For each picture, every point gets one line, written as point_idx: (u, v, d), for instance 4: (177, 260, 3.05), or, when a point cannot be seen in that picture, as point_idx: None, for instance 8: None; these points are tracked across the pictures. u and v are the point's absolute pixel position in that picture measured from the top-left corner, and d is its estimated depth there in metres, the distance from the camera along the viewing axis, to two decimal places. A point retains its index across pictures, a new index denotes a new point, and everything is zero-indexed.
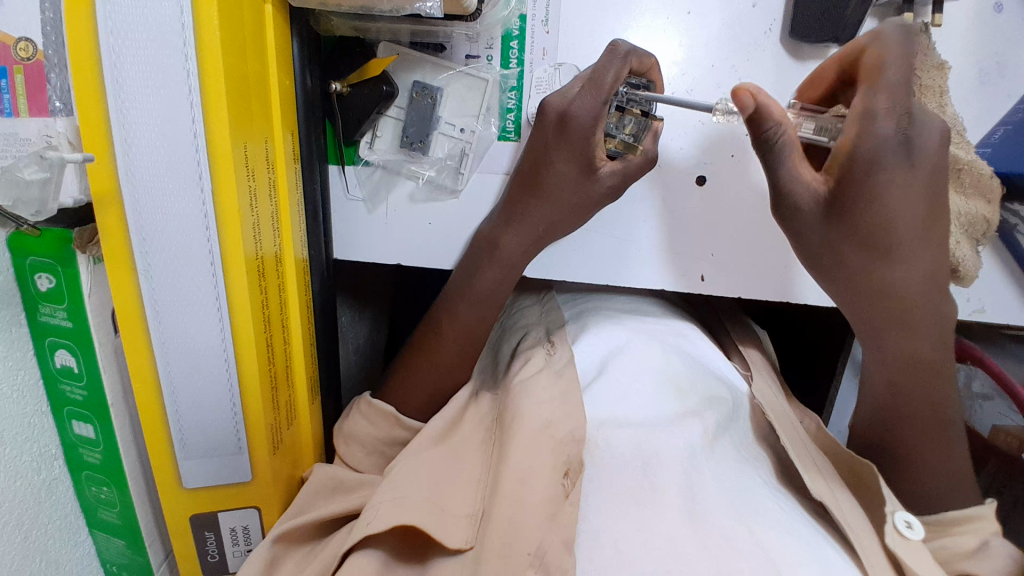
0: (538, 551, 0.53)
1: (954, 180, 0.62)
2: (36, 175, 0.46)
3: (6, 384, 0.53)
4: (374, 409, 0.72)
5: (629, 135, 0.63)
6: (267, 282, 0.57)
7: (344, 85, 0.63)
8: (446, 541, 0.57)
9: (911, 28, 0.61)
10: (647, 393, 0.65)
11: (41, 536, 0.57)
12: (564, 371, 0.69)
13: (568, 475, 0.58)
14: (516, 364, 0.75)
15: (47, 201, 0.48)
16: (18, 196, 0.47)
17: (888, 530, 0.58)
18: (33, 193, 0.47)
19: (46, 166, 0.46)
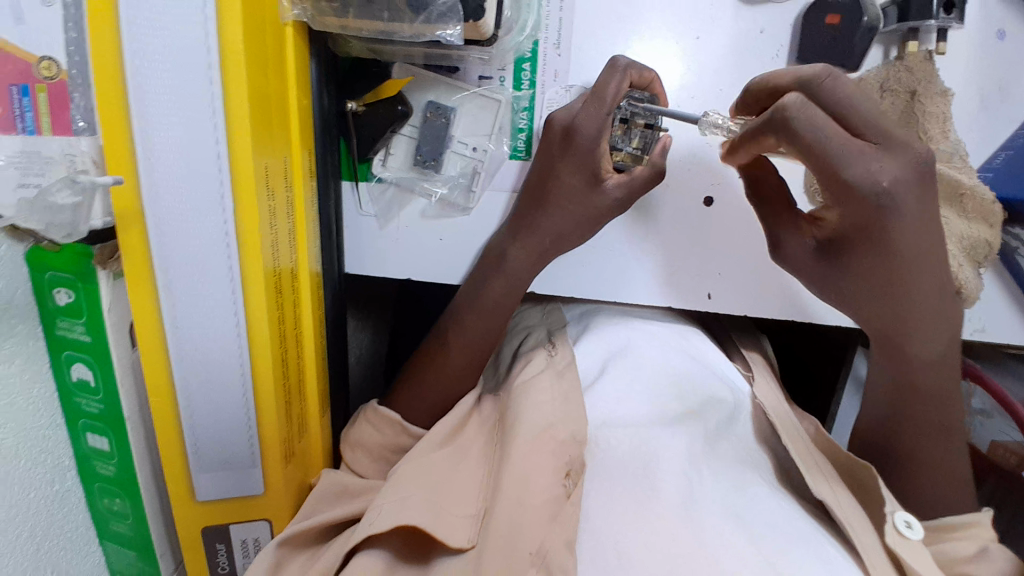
0: (539, 550, 0.56)
1: (957, 204, 0.63)
2: (69, 200, 0.47)
3: (22, 397, 0.53)
4: (380, 416, 0.72)
5: (637, 146, 0.65)
6: (283, 297, 0.58)
7: (359, 104, 0.64)
8: (448, 540, 0.59)
9: (916, 56, 0.62)
10: (646, 397, 0.69)
11: (53, 548, 0.58)
12: (564, 372, 0.73)
13: (569, 476, 0.61)
14: (518, 364, 0.78)
15: (78, 224, 0.49)
16: (50, 220, 0.48)
17: (886, 529, 0.60)
18: (65, 216, 0.48)
19: (76, 190, 0.47)
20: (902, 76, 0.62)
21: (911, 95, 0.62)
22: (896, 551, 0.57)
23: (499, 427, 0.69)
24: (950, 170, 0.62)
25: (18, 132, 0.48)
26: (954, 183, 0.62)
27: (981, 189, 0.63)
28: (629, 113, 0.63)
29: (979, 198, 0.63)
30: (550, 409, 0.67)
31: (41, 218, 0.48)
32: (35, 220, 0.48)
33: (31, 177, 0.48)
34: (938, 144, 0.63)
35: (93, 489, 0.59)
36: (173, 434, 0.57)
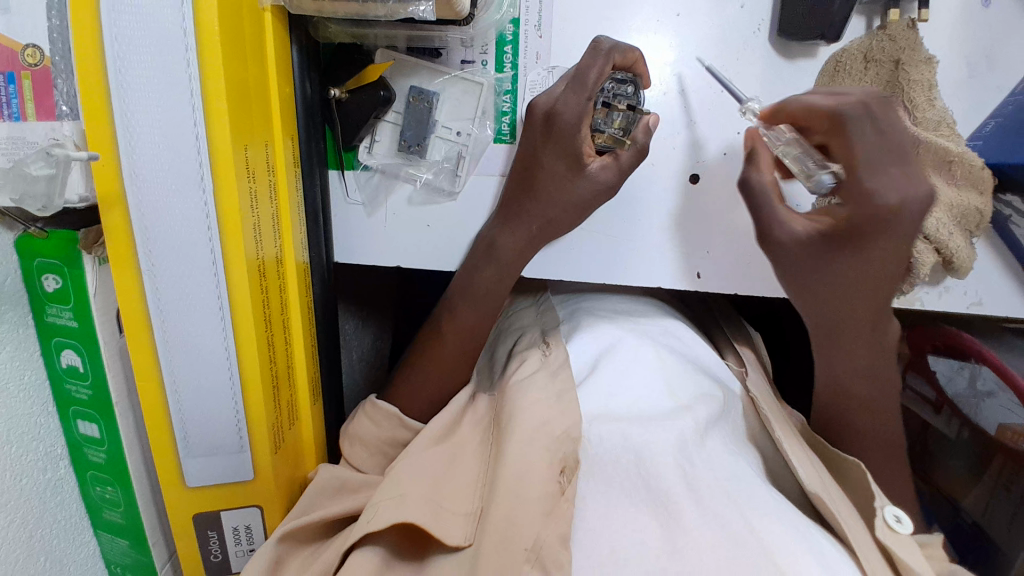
0: (534, 546, 0.55)
1: (945, 172, 0.62)
2: (43, 171, 0.47)
3: (13, 384, 0.54)
4: (378, 409, 0.72)
5: (618, 129, 0.64)
6: (267, 283, 0.58)
7: (342, 91, 0.65)
8: (444, 538, 0.59)
9: (898, 24, 0.62)
10: (642, 385, 0.67)
11: (46, 535, 0.58)
12: (559, 371, 0.71)
13: (565, 472, 0.60)
14: (512, 365, 0.77)
15: (53, 197, 0.48)
16: (25, 190, 0.48)
17: (876, 523, 0.58)
18: (39, 188, 0.48)
19: (51, 163, 0.47)
20: (886, 45, 0.62)
21: (897, 63, 0.62)
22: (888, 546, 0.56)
23: (494, 422, 0.69)
24: (937, 138, 0.62)
25: (4, 118, 0.49)
26: (941, 150, 0.61)
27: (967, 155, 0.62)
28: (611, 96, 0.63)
29: (968, 166, 0.62)
30: (542, 399, 0.67)
31: (19, 189, 0.48)
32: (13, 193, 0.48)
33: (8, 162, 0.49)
34: (924, 113, 0.62)
35: (87, 477, 0.60)
36: (163, 420, 0.57)
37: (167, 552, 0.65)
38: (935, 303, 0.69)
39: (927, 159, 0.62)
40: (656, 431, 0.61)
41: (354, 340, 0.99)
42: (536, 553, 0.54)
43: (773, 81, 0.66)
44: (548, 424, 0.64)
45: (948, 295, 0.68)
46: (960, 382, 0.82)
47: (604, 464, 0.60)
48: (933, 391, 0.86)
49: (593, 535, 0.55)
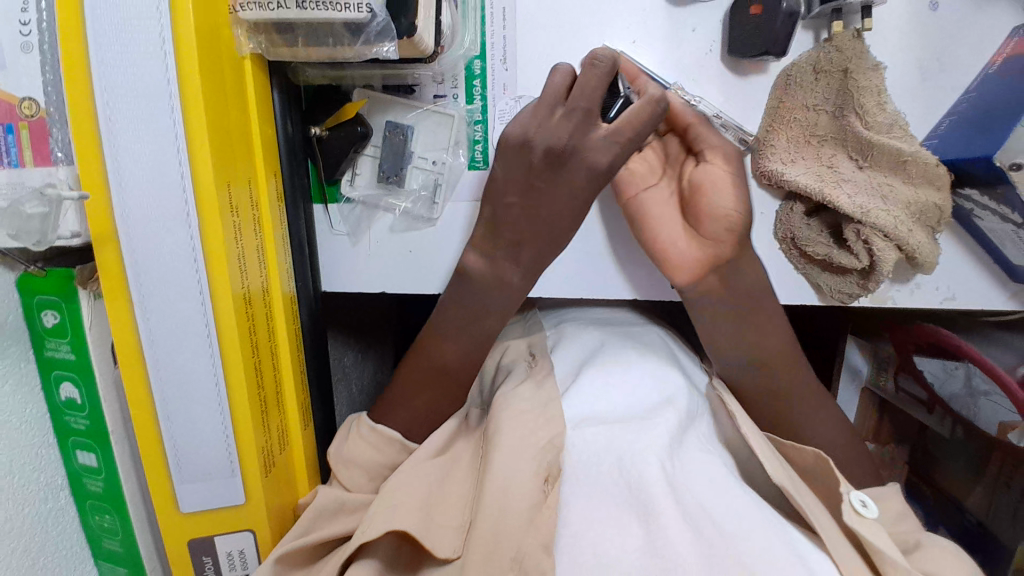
0: (518, 556, 0.57)
1: (901, 172, 0.65)
2: (38, 209, 0.52)
3: (15, 416, 0.57)
4: (378, 434, 0.71)
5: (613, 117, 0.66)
6: (254, 311, 0.61)
7: (322, 129, 0.69)
8: (436, 550, 0.60)
9: (842, 36, 0.65)
10: (625, 395, 0.70)
11: (47, 565, 0.60)
12: (543, 381, 0.74)
13: (548, 480, 0.62)
14: (499, 377, 0.81)
15: (47, 233, 0.53)
16: (21, 227, 0.52)
17: (843, 509, 0.60)
18: (34, 225, 0.52)
19: (46, 202, 0.52)
20: (833, 56, 0.65)
21: (846, 72, 0.65)
22: (856, 530, 0.57)
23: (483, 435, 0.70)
24: (889, 140, 0.64)
25: (5, 166, 0.53)
26: (894, 151, 0.64)
27: (924, 158, 0.63)
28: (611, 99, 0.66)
29: (925, 167, 0.64)
30: (527, 411, 0.68)
31: (14, 226, 0.52)
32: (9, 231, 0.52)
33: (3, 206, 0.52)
34: (875, 117, 0.65)
35: (87, 506, 0.62)
36: (156, 446, 0.59)
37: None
38: (908, 300, 0.70)
39: (881, 160, 0.65)
40: (640, 435, 0.63)
41: (354, 370, 1.01)
42: (521, 563, 0.57)
43: (731, 95, 0.69)
44: (533, 434, 0.65)
45: (919, 291, 0.70)
46: (956, 382, 0.81)
47: (587, 472, 0.62)
48: (923, 391, 0.85)
49: (577, 542, 0.57)
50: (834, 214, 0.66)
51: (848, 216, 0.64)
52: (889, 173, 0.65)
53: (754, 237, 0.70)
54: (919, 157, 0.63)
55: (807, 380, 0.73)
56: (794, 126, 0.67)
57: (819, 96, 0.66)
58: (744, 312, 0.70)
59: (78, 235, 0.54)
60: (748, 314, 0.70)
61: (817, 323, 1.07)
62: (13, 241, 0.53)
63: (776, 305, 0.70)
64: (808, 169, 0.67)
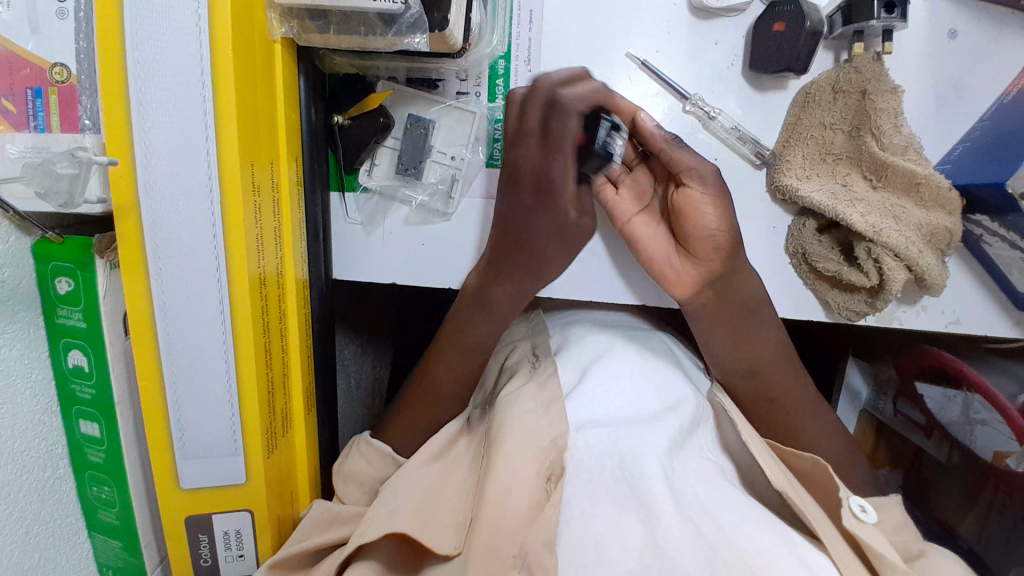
0: (521, 552, 0.57)
1: (914, 194, 0.66)
2: (67, 170, 0.52)
3: (21, 381, 0.57)
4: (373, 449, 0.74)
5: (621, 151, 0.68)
6: (268, 292, 0.61)
7: (344, 118, 0.70)
8: (435, 547, 0.60)
9: (863, 57, 0.66)
10: (624, 404, 0.70)
11: (41, 534, 0.60)
12: (547, 382, 0.73)
13: (551, 479, 0.62)
14: (504, 378, 0.81)
15: (74, 194, 0.53)
16: (49, 186, 0.52)
17: (843, 513, 0.61)
18: (62, 185, 0.52)
19: (77, 163, 0.52)
20: (853, 77, 0.66)
21: (863, 94, 0.66)
22: (857, 534, 0.58)
23: (485, 438, 0.70)
24: (905, 162, 0.65)
25: (30, 130, 0.54)
26: (908, 173, 0.65)
27: (938, 182, 0.64)
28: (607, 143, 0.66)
29: (937, 191, 0.65)
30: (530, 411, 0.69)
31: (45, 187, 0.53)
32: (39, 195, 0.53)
33: (26, 170, 0.53)
34: (890, 138, 0.65)
35: (85, 476, 0.62)
36: (162, 421, 0.59)
37: (158, 557, 0.66)
38: (913, 322, 0.71)
39: (895, 181, 0.66)
40: (643, 442, 0.64)
41: (354, 363, 1.02)
42: (524, 559, 0.57)
43: (749, 108, 0.69)
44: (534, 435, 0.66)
45: (924, 313, 0.70)
46: (954, 408, 0.82)
47: (590, 473, 0.62)
48: (921, 415, 0.86)
49: (581, 541, 0.57)
50: (847, 231, 0.66)
51: (858, 233, 0.65)
52: (902, 195, 0.66)
53: (765, 249, 0.71)
54: (933, 181, 0.65)
55: (809, 396, 0.74)
56: (809, 144, 0.68)
57: (837, 115, 0.67)
58: (746, 317, 0.70)
59: (104, 202, 0.55)
60: (755, 326, 0.70)
61: (818, 344, 1.07)
62: (41, 201, 0.53)
63: (772, 320, 0.71)
64: (822, 185, 0.67)
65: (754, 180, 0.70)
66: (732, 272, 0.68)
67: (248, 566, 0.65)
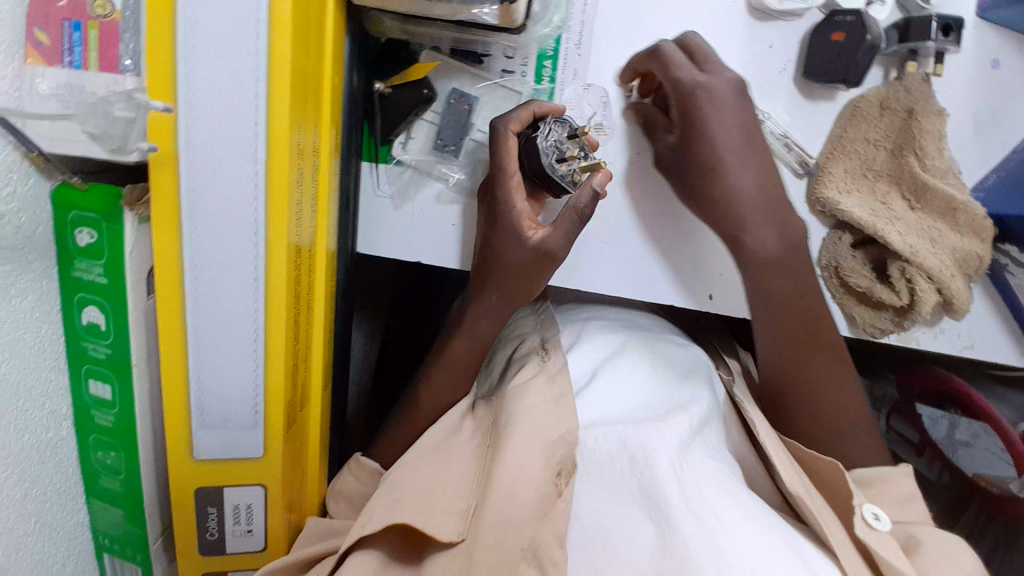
0: (531, 545, 0.58)
1: (949, 218, 0.67)
2: (123, 114, 0.48)
3: (30, 336, 0.53)
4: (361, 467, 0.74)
5: (583, 153, 0.67)
6: (301, 262, 0.58)
7: (386, 85, 0.67)
8: (439, 535, 0.60)
9: (914, 76, 0.66)
10: (637, 406, 0.69)
11: (39, 499, 0.56)
12: (557, 375, 0.73)
13: (562, 475, 0.62)
14: (513, 369, 0.79)
15: (127, 141, 0.49)
16: (104, 131, 0.49)
17: (856, 522, 0.60)
18: (117, 130, 0.49)
19: (148, 103, 0.46)
20: (901, 96, 0.67)
21: (910, 113, 0.66)
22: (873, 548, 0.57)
23: (494, 428, 0.69)
24: (945, 187, 0.66)
25: (64, 65, 0.49)
26: (947, 198, 0.66)
27: (970, 209, 0.66)
28: (554, 148, 0.66)
29: (970, 216, 0.66)
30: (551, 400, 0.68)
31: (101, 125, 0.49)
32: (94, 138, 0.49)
33: (78, 109, 0.49)
34: (933, 161, 0.66)
35: (91, 439, 0.58)
36: (179, 387, 0.56)
37: (160, 527, 0.63)
38: (930, 342, 0.72)
39: (932, 204, 0.67)
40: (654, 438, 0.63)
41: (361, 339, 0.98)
42: (535, 552, 0.58)
43: (797, 115, 0.69)
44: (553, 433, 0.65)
45: (941, 335, 0.72)
46: (941, 428, 0.85)
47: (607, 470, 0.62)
48: (916, 433, 0.89)
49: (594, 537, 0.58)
50: (881, 249, 0.68)
51: (895, 253, 0.66)
52: (937, 217, 0.67)
53: None
54: (967, 207, 0.66)
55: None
56: (852, 158, 0.68)
57: (882, 131, 0.68)
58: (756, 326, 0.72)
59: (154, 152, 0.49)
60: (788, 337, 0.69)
61: None
62: (94, 142, 0.50)
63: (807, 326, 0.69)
64: (862, 201, 0.68)
65: (793, 188, 0.70)
66: (761, 274, 0.67)
67: (257, 541, 0.64)
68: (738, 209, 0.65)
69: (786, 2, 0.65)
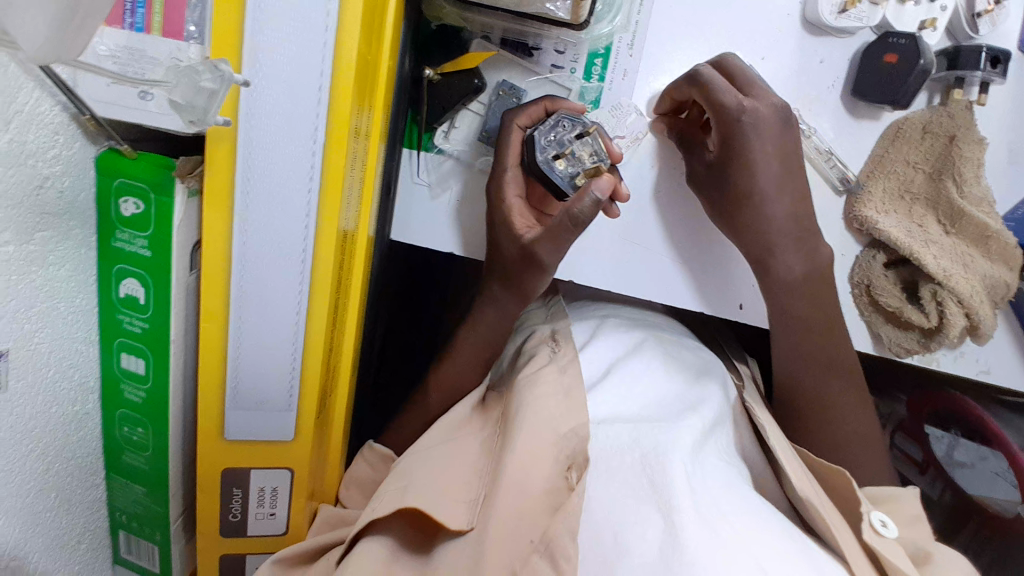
0: (542, 538, 0.55)
1: (982, 245, 0.68)
2: (208, 84, 0.43)
3: (65, 305, 0.51)
4: (377, 453, 0.72)
5: (590, 160, 0.65)
6: (346, 246, 0.57)
7: (436, 73, 0.66)
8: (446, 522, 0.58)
9: (959, 103, 0.67)
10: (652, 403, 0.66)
11: (60, 472, 0.55)
12: (569, 366, 0.69)
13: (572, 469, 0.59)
14: (521, 360, 0.75)
15: (209, 113, 0.44)
16: (186, 100, 0.43)
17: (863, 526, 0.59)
18: (200, 100, 0.43)
19: (218, 79, 0.43)
20: (944, 122, 0.67)
21: (951, 139, 0.67)
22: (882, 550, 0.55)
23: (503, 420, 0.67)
24: (981, 214, 0.67)
25: (124, 28, 0.48)
26: (981, 225, 0.67)
27: (1002, 239, 0.67)
28: (555, 144, 0.65)
29: (1000, 247, 0.68)
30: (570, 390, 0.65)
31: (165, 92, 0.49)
32: (157, 106, 0.49)
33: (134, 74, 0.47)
34: (971, 187, 0.67)
35: (119, 415, 0.57)
36: (215, 366, 0.55)
37: (179, 508, 0.62)
38: (950, 365, 0.73)
39: (966, 230, 0.68)
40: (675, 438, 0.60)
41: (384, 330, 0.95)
42: (547, 545, 0.54)
43: (841, 132, 0.69)
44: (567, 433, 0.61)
45: (962, 359, 0.73)
46: (941, 446, 0.88)
47: (623, 461, 0.59)
48: (920, 452, 0.91)
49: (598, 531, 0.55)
50: (914, 270, 0.69)
51: (928, 275, 0.67)
52: (971, 243, 0.68)
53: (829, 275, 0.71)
54: (999, 237, 0.67)
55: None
56: (891, 178, 0.69)
57: (922, 154, 0.69)
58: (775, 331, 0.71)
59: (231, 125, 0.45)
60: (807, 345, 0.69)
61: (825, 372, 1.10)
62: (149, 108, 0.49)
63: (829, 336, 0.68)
64: (898, 221, 0.69)
65: (831, 204, 0.71)
66: (793, 284, 0.67)
67: (278, 525, 0.63)
68: (780, 218, 0.65)
69: (841, 20, 0.65)
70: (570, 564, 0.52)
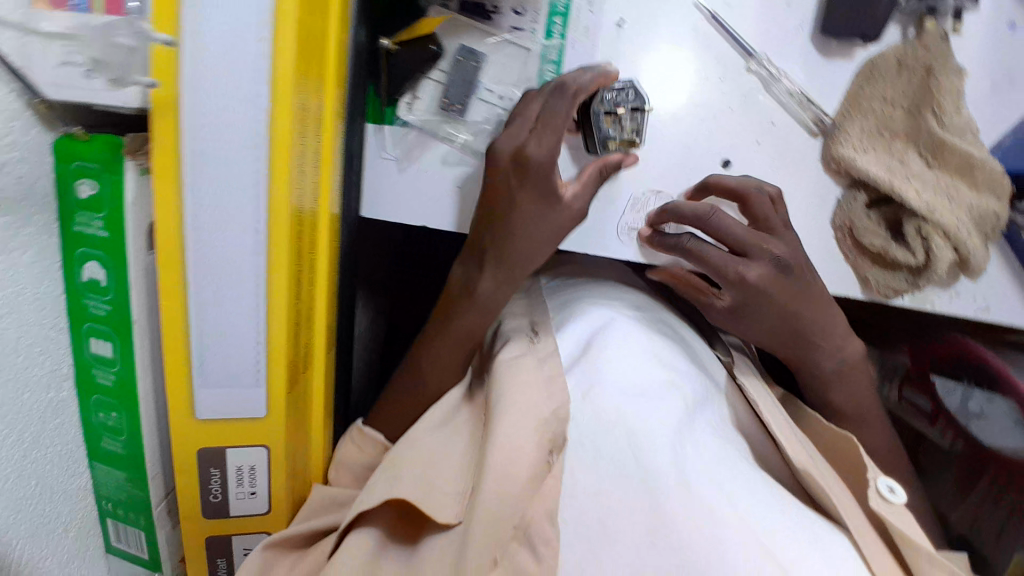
0: (522, 523, 0.51)
1: (966, 176, 0.65)
2: None
3: (30, 291, 0.52)
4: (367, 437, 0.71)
5: (630, 132, 0.66)
6: (304, 219, 0.57)
7: (393, 43, 0.65)
8: (434, 515, 0.55)
9: (932, 33, 0.65)
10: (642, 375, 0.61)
11: (39, 460, 0.55)
12: (548, 359, 0.64)
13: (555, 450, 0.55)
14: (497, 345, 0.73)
15: None
16: None
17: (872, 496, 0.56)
18: None
19: None
20: (919, 54, 0.65)
21: (928, 71, 0.65)
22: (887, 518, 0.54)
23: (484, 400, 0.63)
24: (964, 144, 0.64)
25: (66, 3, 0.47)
26: (965, 155, 0.64)
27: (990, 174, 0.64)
28: (613, 104, 0.64)
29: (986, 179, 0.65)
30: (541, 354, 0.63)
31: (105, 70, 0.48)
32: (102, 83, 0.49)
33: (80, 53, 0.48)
34: (951, 119, 0.64)
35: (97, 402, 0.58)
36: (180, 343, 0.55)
37: (163, 489, 0.63)
38: (946, 307, 0.70)
39: (950, 162, 0.65)
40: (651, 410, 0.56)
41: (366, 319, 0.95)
42: (524, 531, 0.51)
43: (813, 73, 0.67)
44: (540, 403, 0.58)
45: (959, 299, 0.70)
46: (954, 398, 0.84)
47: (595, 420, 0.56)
48: (929, 403, 0.87)
49: (585, 519, 0.50)
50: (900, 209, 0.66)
51: (912, 211, 0.65)
52: (954, 176, 0.66)
53: (810, 222, 0.69)
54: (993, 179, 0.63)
55: (847, 360, 0.71)
56: (869, 116, 0.67)
57: (898, 91, 0.66)
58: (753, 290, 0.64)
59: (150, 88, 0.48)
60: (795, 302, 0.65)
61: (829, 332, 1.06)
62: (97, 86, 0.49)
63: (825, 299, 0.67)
64: (878, 159, 0.66)
65: (808, 148, 0.69)
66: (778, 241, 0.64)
67: (260, 504, 0.63)
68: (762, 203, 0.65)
69: None
70: (549, 551, 0.49)
